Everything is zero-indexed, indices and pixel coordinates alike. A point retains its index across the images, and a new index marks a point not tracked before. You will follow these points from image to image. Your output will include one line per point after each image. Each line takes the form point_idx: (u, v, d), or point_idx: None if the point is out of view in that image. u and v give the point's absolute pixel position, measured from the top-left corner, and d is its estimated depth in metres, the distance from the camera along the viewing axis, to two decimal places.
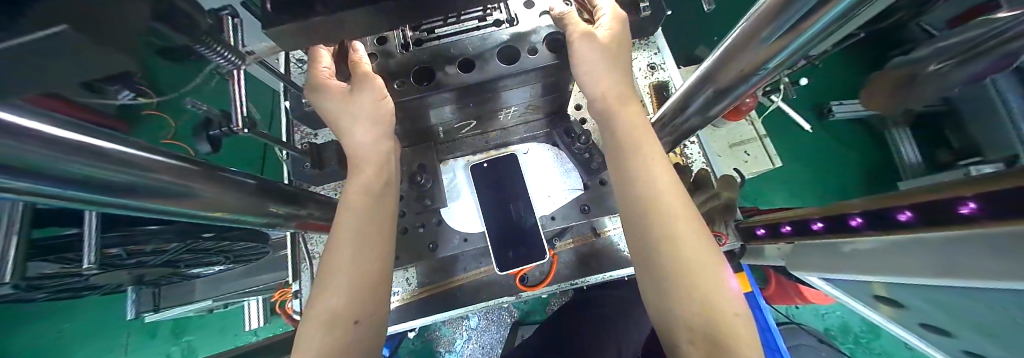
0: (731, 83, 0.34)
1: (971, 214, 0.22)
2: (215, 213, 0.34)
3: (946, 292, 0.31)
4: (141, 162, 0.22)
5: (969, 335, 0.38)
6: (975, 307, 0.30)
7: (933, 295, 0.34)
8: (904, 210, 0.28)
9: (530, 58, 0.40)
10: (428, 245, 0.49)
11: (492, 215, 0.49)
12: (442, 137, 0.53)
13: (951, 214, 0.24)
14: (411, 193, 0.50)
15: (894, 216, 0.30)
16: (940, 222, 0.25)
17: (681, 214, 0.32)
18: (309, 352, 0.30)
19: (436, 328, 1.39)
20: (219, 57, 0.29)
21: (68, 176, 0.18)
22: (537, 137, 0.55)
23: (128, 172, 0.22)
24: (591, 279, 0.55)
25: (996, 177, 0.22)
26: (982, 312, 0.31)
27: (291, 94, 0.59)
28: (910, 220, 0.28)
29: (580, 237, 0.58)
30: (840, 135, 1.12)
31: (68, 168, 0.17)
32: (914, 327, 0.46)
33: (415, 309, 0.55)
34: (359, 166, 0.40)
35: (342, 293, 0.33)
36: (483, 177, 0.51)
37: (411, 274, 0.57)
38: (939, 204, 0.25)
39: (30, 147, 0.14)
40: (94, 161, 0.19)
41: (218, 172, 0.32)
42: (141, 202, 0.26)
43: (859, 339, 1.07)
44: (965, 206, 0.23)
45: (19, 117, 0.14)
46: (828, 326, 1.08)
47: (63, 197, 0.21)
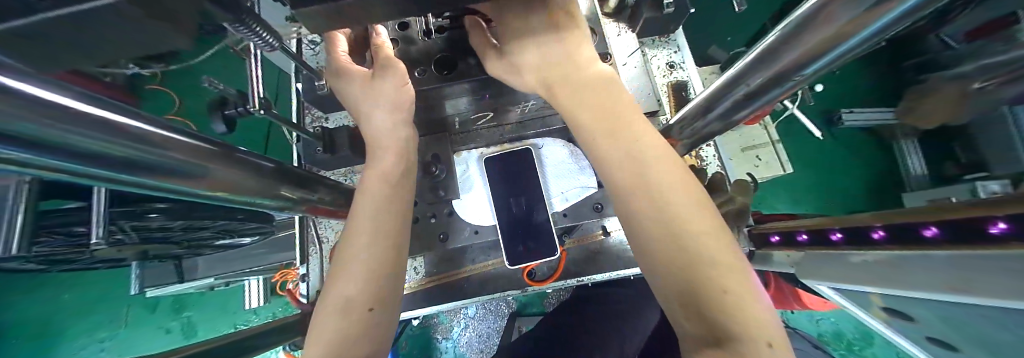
0: (762, 88, 0.33)
1: (1001, 234, 0.22)
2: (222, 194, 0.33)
3: (962, 309, 0.30)
4: (153, 139, 0.22)
5: (976, 352, 0.38)
6: (987, 327, 0.30)
7: (947, 312, 0.34)
8: (931, 226, 0.28)
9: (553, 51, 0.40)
10: (439, 236, 0.49)
11: (505, 209, 0.49)
12: (458, 127, 0.52)
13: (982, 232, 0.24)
14: (423, 183, 0.50)
15: (919, 230, 0.29)
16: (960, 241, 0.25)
17: (700, 215, 0.32)
18: (323, 332, 0.30)
19: (434, 316, 1.41)
20: (255, 36, 0.29)
21: (74, 150, 0.17)
22: (554, 132, 0.54)
23: (134, 149, 0.21)
24: (599, 277, 0.55)
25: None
26: (996, 333, 0.31)
27: (303, 75, 0.58)
28: (935, 236, 0.27)
29: (590, 234, 0.57)
30: (852, 144, 1.10)
31: (75, 142, 0.16)
32: (918, 339, 0.47)
33: (421, 297, 0.55)
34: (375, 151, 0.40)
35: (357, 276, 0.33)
36: (496, 170, 0.51)
37: (419, 263, 0.57)
38: (972, 223, 0.24)
39: (37, 118, 0.13)
40: (100, 136, 0.17)
41: (231, 152, 0.31)
42: (153, 181, 0.25)
43: (852, 346, 1.08)
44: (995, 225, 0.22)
45: (33, 88, 0.13)
46: (821, 332, 1.10)
47: (76, 172, 0.20)
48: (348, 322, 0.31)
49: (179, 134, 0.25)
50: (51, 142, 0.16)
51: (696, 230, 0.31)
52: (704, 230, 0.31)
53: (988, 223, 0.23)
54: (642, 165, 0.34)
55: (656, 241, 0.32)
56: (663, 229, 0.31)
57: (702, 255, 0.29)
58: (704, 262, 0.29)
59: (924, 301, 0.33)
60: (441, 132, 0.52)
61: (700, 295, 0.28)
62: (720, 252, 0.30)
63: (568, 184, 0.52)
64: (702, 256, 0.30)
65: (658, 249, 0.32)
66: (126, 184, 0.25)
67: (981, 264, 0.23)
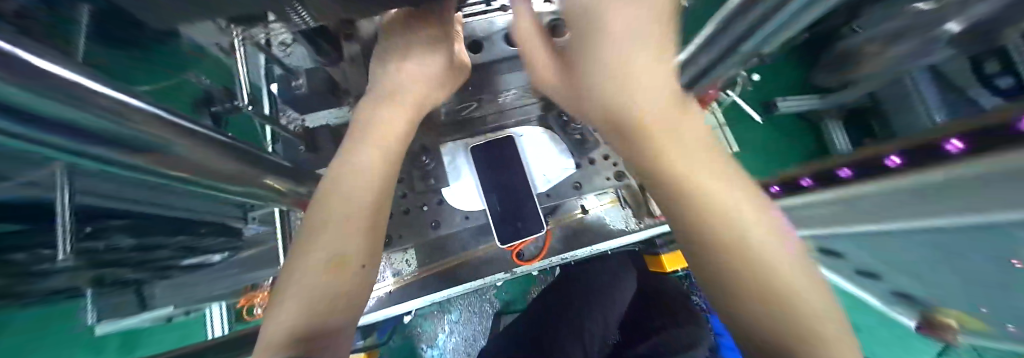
0: None
1: (896, 164, 0.29)
2: (207, 179, 0.32)
3: (882, 238, 0.39)
4: (144, 119, 0.21)
5: (893, 274, 0.47)
6: (906, 252, 0.39)
7: (870, 244, 0.42)
8: (845, 168, 0.35)
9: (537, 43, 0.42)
10: (430, 223, 0.51)
11: (495, 192, 0.52)
12: (444, 119, 0.54)
13: (881, 165, 0.30)
14: (413, 173, 0.52)
15: (836, 173, 0.36)
16: (871, 173, 0.31)
17: (724, 181, 0.33)
18: (302, 289, 0.30)
19: (417, 324, 1.39)
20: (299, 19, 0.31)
21: (52, 117, 0.16)
22: (531, 120, 0.58)
23: (134, 130, 0.21)
24: (582, 251, 0.60)
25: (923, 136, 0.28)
26: (906, 255, 0.40)
27: (281, 76, 0.58)
28: (849, 175, 0.34)
29: (572, 215, 0.62)
30: (782, 127, 1.28)
31: (45, 108, 0.15)
32: (848, 273, 0.57)
33: (414, 288, 0.57)
34: (371, 121, 0.38)
35: (336, 235, 0.32)
36: (483, 158, 0.54)
37: (411, 255, 0.58)
38: (874, 160, 0.32)
39: (16, 80, 0.13)
40: (89, 108, 0.17)
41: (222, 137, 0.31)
42: (140, 164, 0.25)
43: None
44: (954, 144, 0.23)
45: (14, 48, 0.13)
46: None
47: (68, 149, 0.20)
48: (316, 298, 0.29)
49: (183, 120, 0.26)
50: (60, 115, 0.16)
51: (743, 208, 0.32)
52: (752, 209, 0.32)
53: (888, 158, 0.30)
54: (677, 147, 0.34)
55: (693, 219, 0.33)
56: (700, 209, 0.32)
57: (752, 236, 0.31)
58: (747, 238, 0.30)
59: (856, 231, 0.41)
60: (427, 124, 0.54)
61: (749, 272, 0.30)
62: (752, 220, 0.31)
63: (548, 167, 0.56)
64: (729, 222, 0.31)
65: (699, 228, 0.33)
66: (106, 165, 0.25)
67: (893, 193, 0.30)
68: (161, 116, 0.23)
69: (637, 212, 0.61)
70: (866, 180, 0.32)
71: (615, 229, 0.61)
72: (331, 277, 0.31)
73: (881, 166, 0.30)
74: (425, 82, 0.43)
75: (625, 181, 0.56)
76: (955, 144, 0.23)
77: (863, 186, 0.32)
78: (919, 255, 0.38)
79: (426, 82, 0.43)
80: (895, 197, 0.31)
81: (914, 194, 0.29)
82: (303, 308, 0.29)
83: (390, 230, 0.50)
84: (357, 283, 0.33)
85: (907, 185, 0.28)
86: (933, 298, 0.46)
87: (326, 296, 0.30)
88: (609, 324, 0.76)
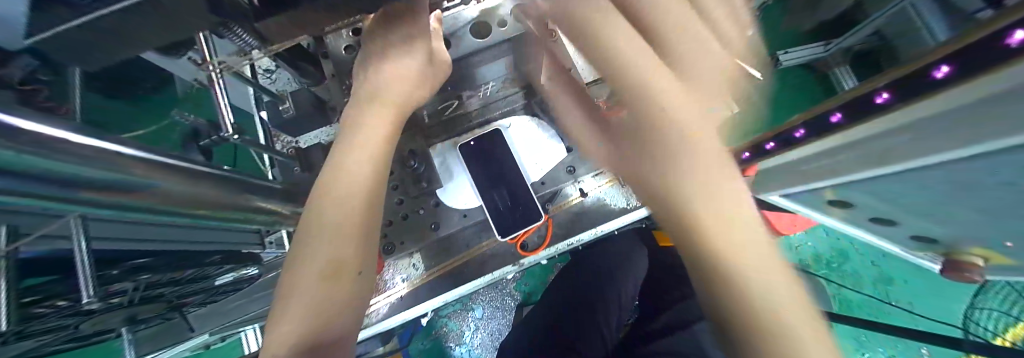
0: None
1: (886, 101, 0.27)
2: (213, 213, 0.34)
3: (892, 181, 0.37)
4: (124, 162, 0.22)
5: (913, 220, 0.44)
6: (918, 191, 0.36)
7: (880, 189, 0.40)
8: (835, 112, 0.33)
9: (499, 31, 0.41)
10: (430, 225, 0.52)
11: (488, 187, 0.52)
12: (428, 122, 0.52)
13: (869, 105, 0.29)
14: (404, 179, 0.52)
15: (828, 119, 0.34)
16: (863, 115, 0.29)
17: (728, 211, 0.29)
18: (299, 298, 0.31)
19: (443, 324, 1.42)
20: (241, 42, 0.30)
21: (46, 176, 0.17)
22: (517, 110, 0.58)
23: (124, 174, 0.22)
24: (588, 236, 0.61)
25: (909, 65, 0.26)
26: (921, 195, 0.37)
27: (267, 103, 0.59)
28: (840, 120, 0.32)
29: (570, 199, 0.62)
30: (787, 80, 1.23)
31: (42, 164, 0.16)
32: (864, 224, 0.53)
33: (425, 291, 0.58)
34: (354, 121, 0.37)
35: (327, 248, 0.33)
36: (473, 155, 0.54)
37: (417, 260, 0.59)
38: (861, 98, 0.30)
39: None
40: (74, 160, 0.18)
41: (205, 172, 0.32)
42: (141, 206, 0.27)
43: None
44: (938, 70, 0.22)
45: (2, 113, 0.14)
46: None
47: (64, 200, 0.21)
48: (312, 315, 0.31)
49: (162, 158, 0.27)
50: (50, 172, 0.17)
51: (747, 262, 0.26)
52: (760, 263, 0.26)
53: (876, 94, 0.28)
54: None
55: (683, 240, 0.30)
56: (690, 230, 0.29)
57: (755, 283, 0.25)
58: (746, 269, 0.25)
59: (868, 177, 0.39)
60: (412, 128, 0.53)
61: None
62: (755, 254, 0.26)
63: (539, 155, 0.56)
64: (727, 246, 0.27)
65: (697, 274, 0.28)
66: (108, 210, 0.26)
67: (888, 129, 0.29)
68: (141, 157, 0.24)
69: (637, 189, 0.60)
70: (863, 121, 0.30)
71: (616, 208, 0.61)
72: (328, 290, 0.32)
73: (872, 103, 0.28)
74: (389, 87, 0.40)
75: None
76: (939, 70, 0.22)
77: (859, 128, 0.31)
78: (936, 195, 0.36)
79: (401, 84, 0.40)
80: (903, 133, 0.29)
81: (934, 130, 0.26)
82: (298, 322, 0.30)
83: (390, 238, 0.51)
84: (349, 290, 0.34)
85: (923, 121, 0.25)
86: (957, 236, 0.43)
87: (320, 304, 0.32)
88: (625, 303, 0.78)
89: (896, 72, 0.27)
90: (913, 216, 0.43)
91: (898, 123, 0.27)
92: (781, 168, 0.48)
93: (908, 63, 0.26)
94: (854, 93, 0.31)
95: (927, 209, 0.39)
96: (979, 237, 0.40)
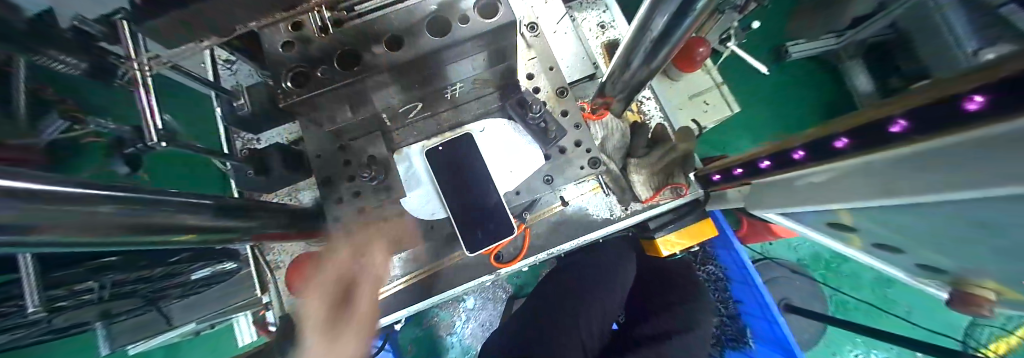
0: (666, 32, 0.32)
1: (903, 132, 0.22)
2: (182, 236, 0.32)
3: (902, 214, 0.32)
4: (83, 201, 0.20)
5: (919, 250, 0.40)
6: (929, 224, 0.32)
7: (888, 218, 0.35)
8: (841, 137, 0.28)
9: (462, 28, 0.34)
10: (393, 237, 0.49)
11: (456, 196, 0.48)
12: (392, 124, 0.48)
13: (885, 132, 0.24)
14: (364, 187, 0.48)
15: (832, 144, 0.30)
16: (879, 145, 0.25)
17: None
18: None
19: (434, 314, 1.41)
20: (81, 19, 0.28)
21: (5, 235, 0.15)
22: (492, 113, 0.52)
23: (84, 216, 0.20)
24: (568, 248, 0.56)
25: (939, 89, 0.20)
26: (934, 230, 0.33)
27: (220, 99, 0.54)
28: (846, 146, 0.28)
29: (550, 208, 0.57)
30: (797, 75, 1.15)
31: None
32: (867, 247, 0.48)
33: (393, 301, 0.56)
34: None
35: None
36: (440, 162, 0.49)
37: (385, 269, 0.56)
38: (877, 124, 0.24)
39: None
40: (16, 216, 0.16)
41: (160, 197, 0.29)
42: (94, 244, 0.24)
43: (829, 265, 1.28)
44: (969, 100, 0.16)
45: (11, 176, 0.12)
46: (800, 257, 1.28)
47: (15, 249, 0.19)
48: None
49: (118, 192, 0.24)
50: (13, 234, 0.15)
51: None
52: None
53: (892, 121, 0.23)
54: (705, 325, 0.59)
55: None
56: None
57: None
58: None
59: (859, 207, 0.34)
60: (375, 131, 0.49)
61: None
62: None
63: (515, 162, 0.52)
64: None
65: None
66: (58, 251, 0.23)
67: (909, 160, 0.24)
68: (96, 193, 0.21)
69: (622, 198, 0.56)
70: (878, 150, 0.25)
71: (599, 218, 0.57)
72: None
73: (887, 132, 0.23)
74: (329, 97, 0.35)
75: (601, 167, 0.51)
76: (971, 101, 0.16)
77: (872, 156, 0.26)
78: (950, 232, 0.31)
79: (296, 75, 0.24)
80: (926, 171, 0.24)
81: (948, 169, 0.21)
82: None
83: (351, 249, 0.47)
84: None
85: (962, 162, 0.20)
86: (967, 271, 0.38)
87: None
88: (609, 311, 0.75)
89: (923, 96, 0.21)
90: (923, 248, 0.38)
91: (927, 157, 0.22)
92: (777, 185, 0.45)
93: (941, 87, 0.20)
94: (867, 116, 0.26)
95: (939, 245, 0.35)
96: (991, 275, 0.36)
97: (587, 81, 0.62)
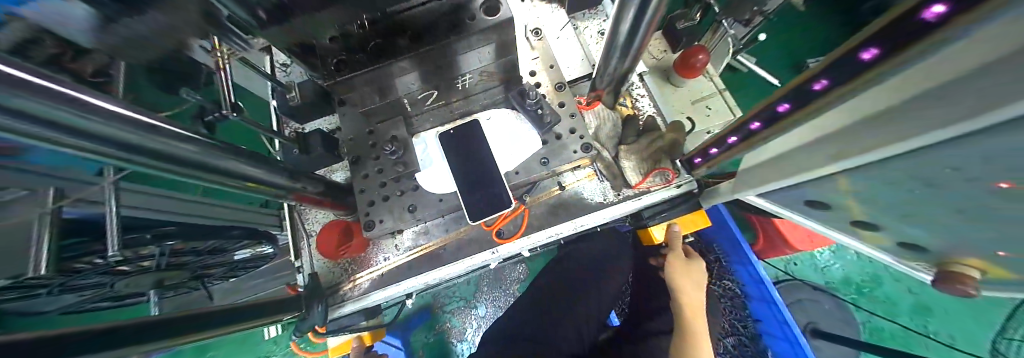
0: (634, 23, 0.38)
1: (824, 87, 0.28)
2: (250, 184, 0.42)
3: (856, 179, 0.35)
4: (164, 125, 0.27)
5: (895, 224, 0.42)
6: (882, 188, 0.35)
7: (851, 187, 0.38)
8: (782, 103, 0.34)
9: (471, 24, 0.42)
10: (407, 207, 0.56)
11: (461, 172, 0.55)
12: (411, 110, 0.57)
13: (812, 92, 0.30)
14: (386, 162, 0.56)
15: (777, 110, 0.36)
16: (808, 102, 0.31)
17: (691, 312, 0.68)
18: None
19: (447, 320, 1.45)
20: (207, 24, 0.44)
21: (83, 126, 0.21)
22: (498, 103, 0.60)
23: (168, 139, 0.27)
24: (568, 231, 0.61)
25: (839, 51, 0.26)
26: (891, 194, 0.35)
27: (277, 92, 0.66)
28: (787, 109, 0.34)
29: (549, 191, 0.62)
30: None
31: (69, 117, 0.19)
32: (850, 230, 0.50)
33: (404, 271, 0.62)
34: None
35: None
36: (450, 142, 0.56)
37: (399, 241, 0.63)
38: (804, 85, 0.30)
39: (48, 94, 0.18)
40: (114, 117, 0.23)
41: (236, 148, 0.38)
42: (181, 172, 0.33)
43: (861, 289, 1.20)
44: (868, 52, 0.22)
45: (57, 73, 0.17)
46: (828, 279, 1.22)
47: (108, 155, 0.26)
48: None
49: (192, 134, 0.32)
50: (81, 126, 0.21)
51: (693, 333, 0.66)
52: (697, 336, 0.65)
53: (816, 81, 0.29)
54: (695, 324, 0.66)
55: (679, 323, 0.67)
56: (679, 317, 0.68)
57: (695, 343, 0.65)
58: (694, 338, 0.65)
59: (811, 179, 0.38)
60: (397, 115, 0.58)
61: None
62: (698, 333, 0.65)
63: (517, 147, 0.58)
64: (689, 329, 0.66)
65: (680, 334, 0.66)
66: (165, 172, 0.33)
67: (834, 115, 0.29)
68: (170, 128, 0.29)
69: (615, 184, 0.60)
70: (820, 111, 0.30)
71: (593, 202, 0.61)
72: None
73: (813, 90, 0.29)
74: (362, 78, 0.44)
75: (594, 152, 0.56)
76: (869, 51, 0.22)
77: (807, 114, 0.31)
78: (902, 195, 0.34)
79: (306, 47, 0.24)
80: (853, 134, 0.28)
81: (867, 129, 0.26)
82: None
83: (371, 216, 0.55)
84: None
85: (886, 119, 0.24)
86: (940, 243, 0.40)
87: None
88: (606, 302, 0.77)
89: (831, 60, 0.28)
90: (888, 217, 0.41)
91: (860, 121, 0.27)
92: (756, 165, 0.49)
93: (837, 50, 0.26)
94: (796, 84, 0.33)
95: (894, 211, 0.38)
96: (964, 243, 0.38)
97: (585, 80, 0.69)
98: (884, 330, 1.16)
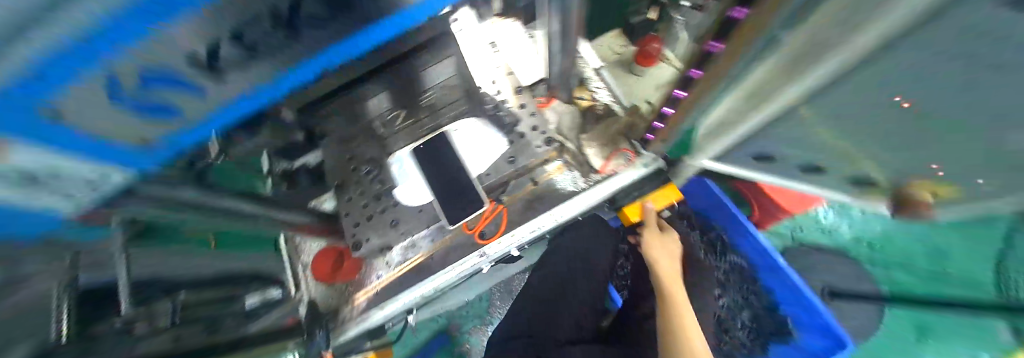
0: (561, 26, 0.43)
1: (719, 48, 0.31)
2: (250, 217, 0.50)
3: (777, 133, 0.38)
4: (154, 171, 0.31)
5: (836, 163, 0.44)
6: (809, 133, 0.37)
7: (785, 139, 0.41)
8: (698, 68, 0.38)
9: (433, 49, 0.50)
10: (390, 221, 0.60)
11: (435, 182, 0.58)
12: (383, 131, 0.62)
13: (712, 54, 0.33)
14: (365, 183, 0.61)
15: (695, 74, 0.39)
16: (710, 65, 0.34)
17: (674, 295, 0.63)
18: None
19: (465, 341, 1.43)
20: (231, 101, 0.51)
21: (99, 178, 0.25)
22: (466, 114, 0.62)
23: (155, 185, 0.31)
24: (548, 224, 0.64)
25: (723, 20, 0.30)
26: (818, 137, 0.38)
27: None
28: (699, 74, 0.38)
29: (524, 189, 0.65)
30: None
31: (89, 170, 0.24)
32: (803, 178, 0.53)
33: (399, 285, 0.64)
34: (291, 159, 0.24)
35: None
36: (420, 156, 0.60)
37: (390, 258, 0.66)
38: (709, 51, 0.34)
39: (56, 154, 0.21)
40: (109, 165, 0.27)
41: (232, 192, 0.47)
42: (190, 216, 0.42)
43: (873, 246, 1.11)
44: (741, 11, 0.26)
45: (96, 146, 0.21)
46: (838, 242, 1.13)
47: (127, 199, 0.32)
48: None
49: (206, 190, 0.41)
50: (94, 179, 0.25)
51: (675, 317, 0.60)
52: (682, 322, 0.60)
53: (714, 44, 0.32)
54: (675, 304, 0.61)
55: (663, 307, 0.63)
56: (663, 299, 0.64)
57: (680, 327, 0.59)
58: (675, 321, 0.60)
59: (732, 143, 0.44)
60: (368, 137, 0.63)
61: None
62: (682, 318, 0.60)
63: (487, 152, 0.62)
64: (673, 311, 0.61)
65: (662, 320, 0.62)
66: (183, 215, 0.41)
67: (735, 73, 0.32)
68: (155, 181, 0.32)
69: (582, 172, 0.64)
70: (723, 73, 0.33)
71: (567, 191, 0.64)
72: None
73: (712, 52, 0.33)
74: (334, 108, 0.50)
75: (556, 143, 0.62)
76: (740, 12, 0.26)
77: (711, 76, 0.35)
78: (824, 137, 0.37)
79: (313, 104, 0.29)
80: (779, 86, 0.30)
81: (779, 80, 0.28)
82: None
83: (358, 236, 0.59)
84: None
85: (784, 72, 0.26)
86: (882, 171, 0.42)
87: None
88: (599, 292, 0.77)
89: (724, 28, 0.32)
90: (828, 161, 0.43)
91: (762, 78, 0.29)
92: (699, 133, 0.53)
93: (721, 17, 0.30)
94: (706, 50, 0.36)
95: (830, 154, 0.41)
96: (903, 167, 0.40)
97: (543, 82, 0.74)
98: (913, 292, 1.08)
